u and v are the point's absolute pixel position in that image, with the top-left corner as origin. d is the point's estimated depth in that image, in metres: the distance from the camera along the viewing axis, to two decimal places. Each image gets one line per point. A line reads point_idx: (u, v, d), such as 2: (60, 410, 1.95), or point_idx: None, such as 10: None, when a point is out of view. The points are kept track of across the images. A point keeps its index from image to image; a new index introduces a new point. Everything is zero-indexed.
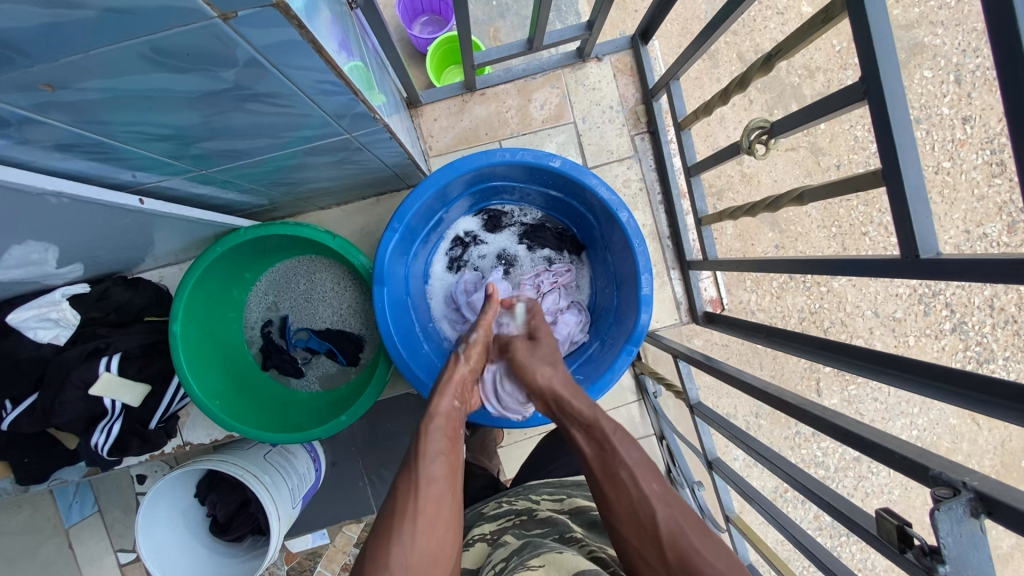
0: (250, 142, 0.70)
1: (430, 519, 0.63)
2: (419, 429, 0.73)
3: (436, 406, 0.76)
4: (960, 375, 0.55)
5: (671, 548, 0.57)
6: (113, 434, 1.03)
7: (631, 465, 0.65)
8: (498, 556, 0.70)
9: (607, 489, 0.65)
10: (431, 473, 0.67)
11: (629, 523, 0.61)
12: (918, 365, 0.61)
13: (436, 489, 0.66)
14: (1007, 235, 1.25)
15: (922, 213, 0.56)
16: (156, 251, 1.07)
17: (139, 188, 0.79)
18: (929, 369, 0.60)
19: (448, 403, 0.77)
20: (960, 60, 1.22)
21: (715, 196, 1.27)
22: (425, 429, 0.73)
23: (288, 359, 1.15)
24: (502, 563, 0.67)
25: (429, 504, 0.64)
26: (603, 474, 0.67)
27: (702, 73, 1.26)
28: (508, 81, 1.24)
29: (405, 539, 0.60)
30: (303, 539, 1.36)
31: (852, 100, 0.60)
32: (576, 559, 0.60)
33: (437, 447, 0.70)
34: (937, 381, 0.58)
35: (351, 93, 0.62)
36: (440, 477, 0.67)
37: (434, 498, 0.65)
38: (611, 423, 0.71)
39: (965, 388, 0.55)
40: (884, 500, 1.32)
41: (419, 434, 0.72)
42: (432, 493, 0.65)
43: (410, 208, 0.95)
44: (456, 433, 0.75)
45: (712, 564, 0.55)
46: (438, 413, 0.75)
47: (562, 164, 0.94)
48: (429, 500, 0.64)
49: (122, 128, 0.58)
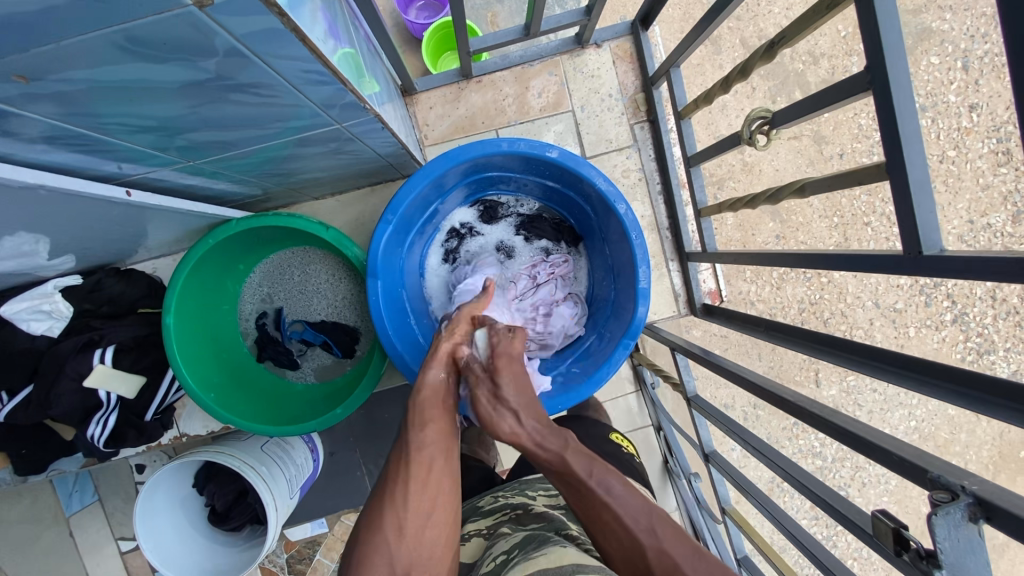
0: (239, 134, 0.68)
1: (422, 481, 0.65)
2: (409, 401, 0.74)
3: (424, 377, 0.78)
4: (960, 372, 0.54)
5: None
6: (109, 426, 1.03)
7: (616, 507, 0.61)
8: (499, 548, 0.69)
9: (596, 533, 0.61)
10: (421, 441, 0.68)
11: (622, 562, 0.59)
12: (920, 362, 0.60)
13: (427, 454, 0.67)
14: (1010, 225, 1.24)
15: (926, 206, 0.54)
16: (149, 242, 1.06)
17: (126, 179, 0.77)
18: (930, 367, 0.59)
19: (435, 376, 0.77)
20: (969, 45, 1.20)
21: (716, 185, 1.25)
22: (415, 399, 0.74)
23: (283, 351, 1.14)
24: (504, 555, 0.66)
25: (420, 470, 0.65)
26: (589, 520, 0.62)
27: (704, 60, 1.23)
28: (505, 67, 1.21)
29: (397, 500, 0.63)
30: (302, 528, 1.36)
31: (857, 90, 0.58)
32: (579, 554, 0.59)
33: (428, 416, 0.71)
34: (937, 377, 0.58)
35: (338, 83, 0.60)
36: (431, 443, 0.68)
37: (425, 462, 0.66)
38: (587, 460, 0.65)
39: (968, 386, 0.53)
40: (881, 491, 1.32)
41: (410, 406, 0.74)
42: (424, 459, 0.66)
43: (404, 199, 0.93)
44: (446, 402, 0.75)
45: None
46: (426, 383, 0.77)
47: (559, 155, 0.92)
48: (421, 464, 0.66)
49: (106, 120, 0.56)
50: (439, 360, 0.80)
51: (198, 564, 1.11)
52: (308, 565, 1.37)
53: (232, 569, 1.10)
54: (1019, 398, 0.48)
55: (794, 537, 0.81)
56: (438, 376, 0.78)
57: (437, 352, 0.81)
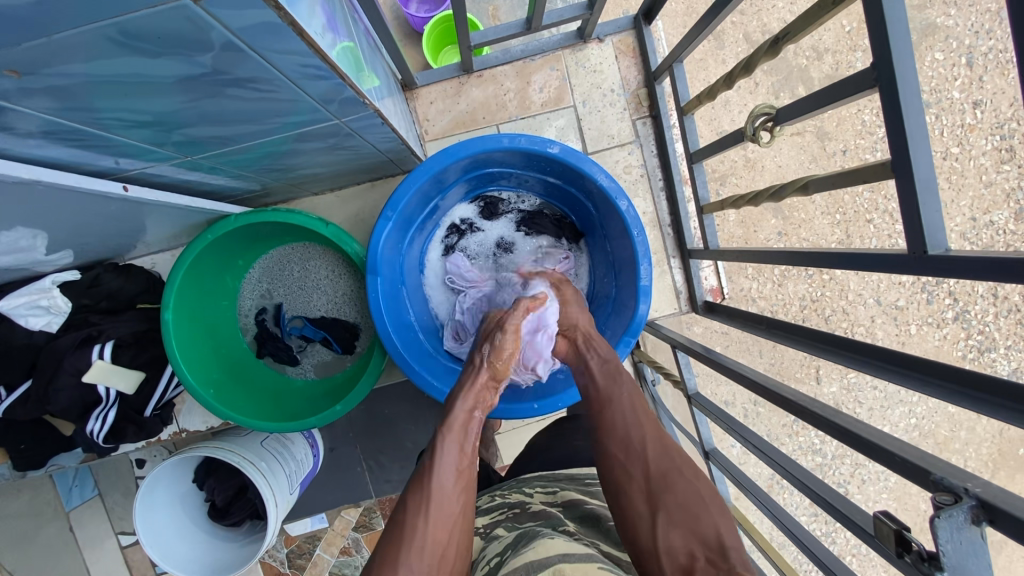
0: (237, 129, 0.67)
1: (440, 541, 0.60)
2: (434, 442, 0.70)
3: (452, 416, 0.74)
4: (963, 373, 0.54)
5: (654, 465, 0.65)
6: (108, 421, 1.03)
7: (632, 395, 0.74)
8: (492, 550, 0.69)
9: (605, 409, 0.74)
10: (442, 492, 0.64)
11: (618, 437, 0.69)
12: (922, 362, 0.60)
13: (447, 510, 0.63)
14: (1013, 222, 1.22)
15: (932, 206, 0.53)
16: (147, 237, 1.05)
17: (123, 175, 0.76)
18: (933, 368, 0.58)
19: (464, 414, 0.75)
20: (973, 41, 1.19)
21: (718, 181, 1.25)
22: (439, 442, 0.70)
23: (283, 347, 1.13)
24: (497, 557, 0.65)
25: (439, 527, 0.61)
26: (604, 400, 0.75)
27: (707, 54, 1.22)
28: (506, 62, 1.20)
29: (413, 561, 0.58)
30: (302, 523, 1.37)
31: (863, 87, 0.57)
32: (567, 544, 0.59)
33: (449, 466, 0.67)
34: (939, 377, 0.57)
35: (337, 78, 0.59)
36: (453, 498, 0.64)
37: (444, 522, 0.62)
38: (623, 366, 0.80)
39: (972, 387, 0.53)
40: (880, 487, 1.32)
41: (432, 447, 0.69)
42: (443, 513, 0.63)
43: (404, 195, 0.92)
44: (471, 449, 0.72)
45: (690, 484, 0.63)
46: (452, 424, 0.73)
47: (560, 151, 0.91)
48: (441, 522, 0.62)
49: (102, 115, 0.56)
50: (474, 397, 0.78)
51: (199, 560, 1.11)
52: (308, 560, 1.37)
53: (233, 564, 1.10)
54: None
55: (793, 535, 0.81)
56: (466, 416, 0.75)
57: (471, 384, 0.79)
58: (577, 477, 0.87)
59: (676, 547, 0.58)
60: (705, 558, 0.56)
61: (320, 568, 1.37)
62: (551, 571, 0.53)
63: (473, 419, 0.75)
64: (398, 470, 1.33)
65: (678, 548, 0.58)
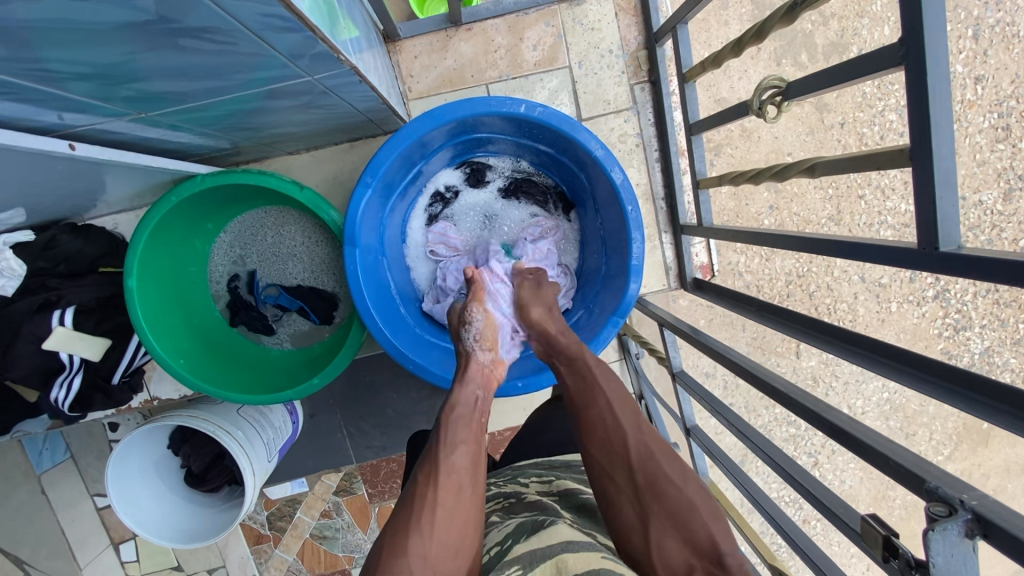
0: (195, 84, 0.60)
1: (451, 508, 0.58)
2: (441, 419, 0.68)
3: (458, 394, 0.72)
4: (939, 366, 0.53)
5: (642, 473, 0.62)
6: (73, 389, 0.98)
7: (611, 397, 0.69)
8: (491, 539, 0.67)
9: (584, 416, 0.69)
10: (454, 462, 0.62)
11: (601, 447, 0.66)
12: (905, 354, 0.58)
13: (458, 478, 0.61)
14: (1001, 203, 1.20)
15: (950, 200, 0.50)
16: (108, 196, 0.97)
17: (68, 132, 0.68)
18: (913, 358, 0.57)
19: (469, 391, 0.73)
20: (982, 13, 1.14)
21: (713, 151, 1.20)
22: (444, 419, 0.67)
23: (257, 316, 1.09)
24: (497, 546, 0.64)
25: (449, 493, 0.59)
26: (581, 407, 0.70)
27: (710, 14, 1.15)
28: (497, 15, 1.11)
29: (424, 525, 0.56)
30: (282, 487, 1.36)
31: (886, 65, 0.53)
32: (569, 531, 0.60)
33: (459, 437, 0.65)
34: (918, 367, 0.56)
35: (307, 30, 0.53)
36: (462, 469, 0.61)
37: (454, 487, 0.60)
38: (594, 359, 0.74)
39: (949, 381, 0.52)
40: (849, 458, 1.36)
41: (439, 423, 0.67)
42: (452, 482, 0.60)
43: (384, 161, 0.87)
44: (479, 425, 0.69)
45: (680, 489, 0.60)
46: (459, 401, 0.70)
47: (550, 116, 0.85)
48: (451, 488, 0.59)
49: (35, 66, 0.49)
50: (478, 379, 0.76)
51: (172, 525, 1.10)
52: (288, 522, 1.38)
53: (210, 534, 1.09)
54: (1008, 399, 0.46)
55: (761, 507, 0.81)
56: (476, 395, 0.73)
57: (471, 367, 0.78)
58: (573, 465, 0.86)
59: (673, 558, 0.57)
60: (703, 568, 0.55)
61: (301, 530, 1.38)
62: (554, 563, 0.53)
63: (482, 400, 0.74)
64: (380, 437, 1.32)
65: (674, 558, 0.57)
